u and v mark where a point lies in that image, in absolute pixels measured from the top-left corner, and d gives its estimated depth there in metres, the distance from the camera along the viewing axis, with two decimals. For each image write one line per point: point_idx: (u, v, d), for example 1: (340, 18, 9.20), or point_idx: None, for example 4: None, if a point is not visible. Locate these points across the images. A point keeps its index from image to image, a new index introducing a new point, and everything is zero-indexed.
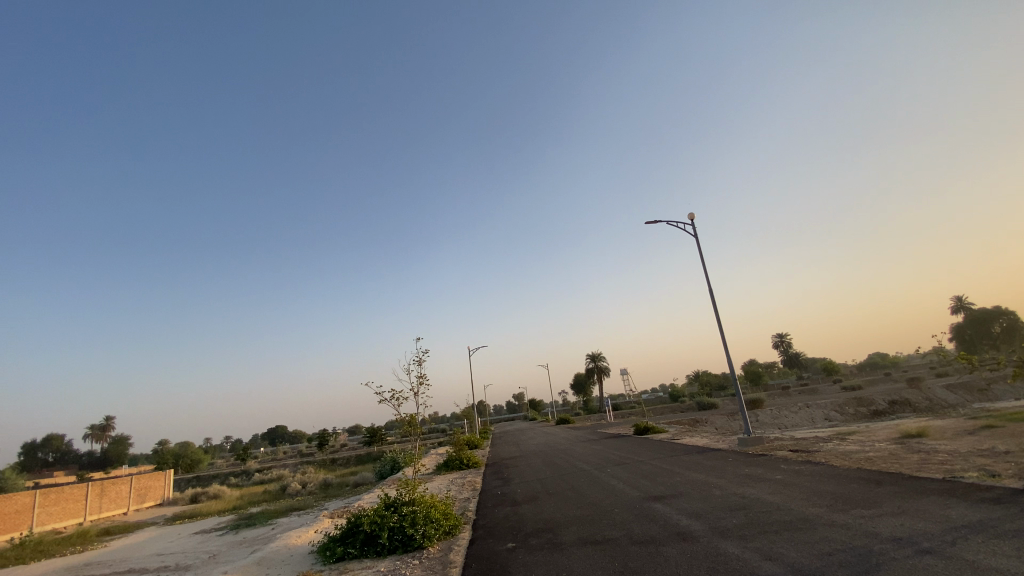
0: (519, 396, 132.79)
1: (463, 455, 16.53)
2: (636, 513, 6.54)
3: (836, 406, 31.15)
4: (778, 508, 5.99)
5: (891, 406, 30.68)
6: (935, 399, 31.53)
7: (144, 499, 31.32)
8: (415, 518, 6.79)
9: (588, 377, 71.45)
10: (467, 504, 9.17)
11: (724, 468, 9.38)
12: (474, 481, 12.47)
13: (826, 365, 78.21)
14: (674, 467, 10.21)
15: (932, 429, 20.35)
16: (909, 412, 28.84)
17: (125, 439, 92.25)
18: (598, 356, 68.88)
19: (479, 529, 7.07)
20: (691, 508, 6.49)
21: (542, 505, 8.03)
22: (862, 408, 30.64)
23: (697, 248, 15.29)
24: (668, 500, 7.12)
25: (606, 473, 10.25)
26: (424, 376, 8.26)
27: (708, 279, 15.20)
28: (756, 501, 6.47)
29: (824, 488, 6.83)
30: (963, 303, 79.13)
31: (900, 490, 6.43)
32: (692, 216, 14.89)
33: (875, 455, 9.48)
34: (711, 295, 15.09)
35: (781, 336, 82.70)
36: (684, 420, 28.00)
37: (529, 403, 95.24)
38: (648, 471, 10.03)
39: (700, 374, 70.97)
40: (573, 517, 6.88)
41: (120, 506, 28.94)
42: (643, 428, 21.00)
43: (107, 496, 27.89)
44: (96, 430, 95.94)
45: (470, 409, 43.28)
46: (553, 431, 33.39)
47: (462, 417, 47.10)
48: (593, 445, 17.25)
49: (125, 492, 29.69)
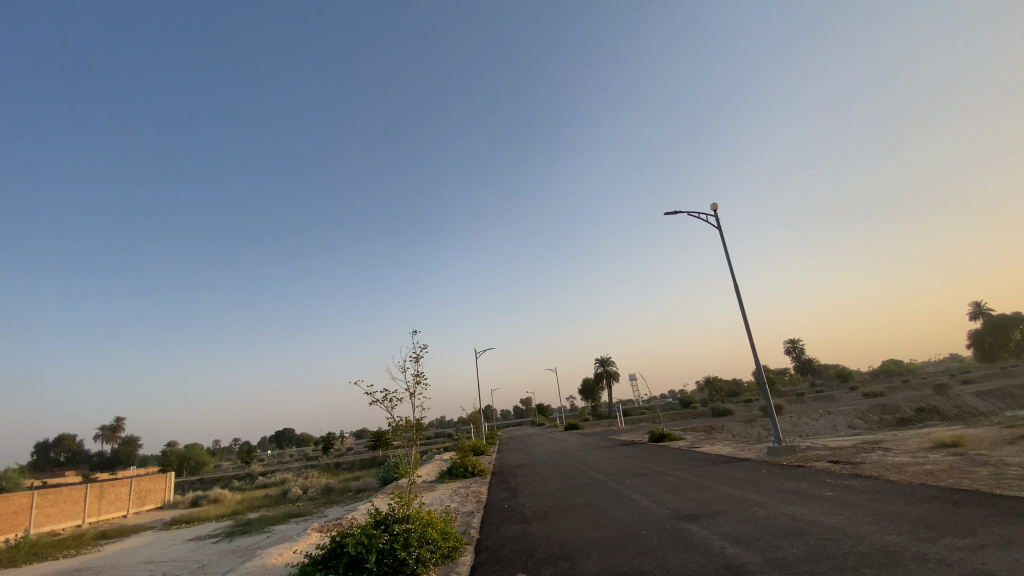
0: (527, 400, 131.44)
1: (467, 463, 15.54)
2: (669, 539, 5.49)
3: (860, 413, 29.76)
4: (845, 535, 4.95)
5: (918, 414, 29.24)
6: (964, 407, 30.05)
7: (144, 502, 30.61)
8: (408, 539, 5.81)
9: (597, 382, 70.14)
10: (470, 520, 8.17)
11: (759, 481, 8.35)
12: (478, 491, 11.45)
13: (841, 372, 76.31)
14: (702, 479, 9.17)
15: (968, 438, 19.05)
16: (937, 421, 27.43)
17: (135, 439, 92.26)
18: (609, 360, 67.58)
19: (482, 554, 6.06)
20: (736, 533, 5.41)
21: (555, 522, 7.02)
22: (887, 416, 29.23)
23: (721, 241, 14.19)
24: (704, 521, 6.10)
25: (626, 486, 9.21)
26: (422, 374, 7.30)
27: (732, 275, 14.13)
28: (815, 525, 5.40)
29: (893, 509, 5.75)
30: (981, 308, 77.10)
31: (988, 513, 5.36)
32: (714, 206, 13.78)
33: (933, 467, 8.38)
34: (736, 292, 13.99)
35: (793, 342, 80.89)
36: (700, 427, 26.83)
37: (538, 407, 93.97)
38: (673, 483, 8.99)
39: (712, 379, 69.39)
40: (594, 541, 5.83)
41: (120, 508, 28.27)
42: (658, 435, 19.89)
43: (106, 498, 27.19)
44: (106, 431, 96.01)
45: (477, 413, 42.28)
46: (564, 437, 32.39)
47: (468, 423, 46.09)
48: (607, 453, 16.11)
49: (125, 494, 28.99)
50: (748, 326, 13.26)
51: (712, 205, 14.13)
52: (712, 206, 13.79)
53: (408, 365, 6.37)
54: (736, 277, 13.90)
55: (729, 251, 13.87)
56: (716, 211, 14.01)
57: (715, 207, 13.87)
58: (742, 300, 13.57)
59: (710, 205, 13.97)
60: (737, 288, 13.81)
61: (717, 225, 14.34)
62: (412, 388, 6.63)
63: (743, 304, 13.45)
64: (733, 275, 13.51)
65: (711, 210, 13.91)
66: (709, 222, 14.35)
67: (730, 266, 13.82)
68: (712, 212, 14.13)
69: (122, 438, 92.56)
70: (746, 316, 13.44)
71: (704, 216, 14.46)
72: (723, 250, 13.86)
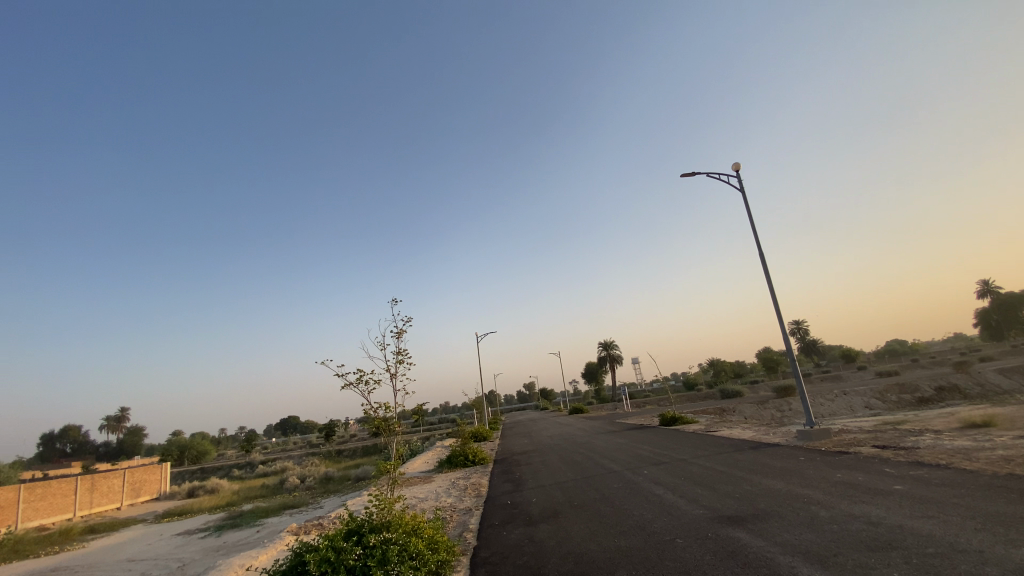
0: (530, 386, 131.04)
1: (468, 451, 14.46)
2: (714, 552, 4.30)
3: (877, 393, 28.68)
4: (951, 548, 3.78)
5: (939, 393, 28.16)
6: (986, 385, 28.96)
7: (138, 494, 29.84)
8: (386, 554, 4.67)
9: (601, 366, 69.26)
10: (467, 520, 7.04)
11: (803, 473, 7.23)
12: (477, 483, 10.33)
13: (847, 352, 75.32)
14: (733, 469, 8.07)
15: (999, 416, 17.99)
16: (960, 400, 26.35)
17: (141, 429, 92.26)
18: (612, 344, 66.69)
19: (478, 569, 4.91)
20: (801, 545, 4.22)
21: (567, 525, 5.87)
22: (906, 395, 28.17)
23: (744, 205, 12.85)
24: (752, 525, 4.95)
25: (646, 478, 8.06)
26: (405, 354, 6.38)
27: (757, 242, 12.87)
28: (903, 534, 4.22)
29: (991, 508, 4.62)
30: (989, 285, 75.57)
31: None
32: (737, 165, 12.47)
33: (1005, 452, 7.25)
34: (761, 261, 12.75)
35: (798, 323, 79.76)
36: (711, 409, 25.86)
37: (542, 392, 93.63)
38: (701, 474, 7.87)
39: (717, 361, 68.49)
40: (617, 552, 4.69)
41: (113, 500, 27.52)
42: (669, 418, 18.81)
43: (98, 490, 26.37)
44: (111, 421, 96.00)
45: (480, 399, 41.44)
46: (569, 421, 31.52)
47: (471, 408, 45.20)
48: (617, 438, 14.99)
49: (118, 485, 28.23)
50: (775, 297, 12.12)
51: (733, 165, 12.79)
52: (733, 165, 12.48)
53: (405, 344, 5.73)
54: (762, 244, 12.61)
55: (753, 215, 12.55)
56: (737, 171, 12.71)
57: (737, 166, 12.56)
58: (767, 269, 12.33)
59: (731, 165, 12.68)
60: (762, 256, 12.54)
61: (739, 187, 13.01)
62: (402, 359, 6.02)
63: (769, 274, 12.24)
64: (759, 241, 12.18)
65: (733, 170, 12.59)
66: (731, 183, 13.01)
67: (754, 230, 12.52)
68: (733, 172, 12.82)
69: (128, 427, 92.58)
70: (772, 287, 12.26)
71: (724, 177, 13.16)
72: (747, 214, 12.62)
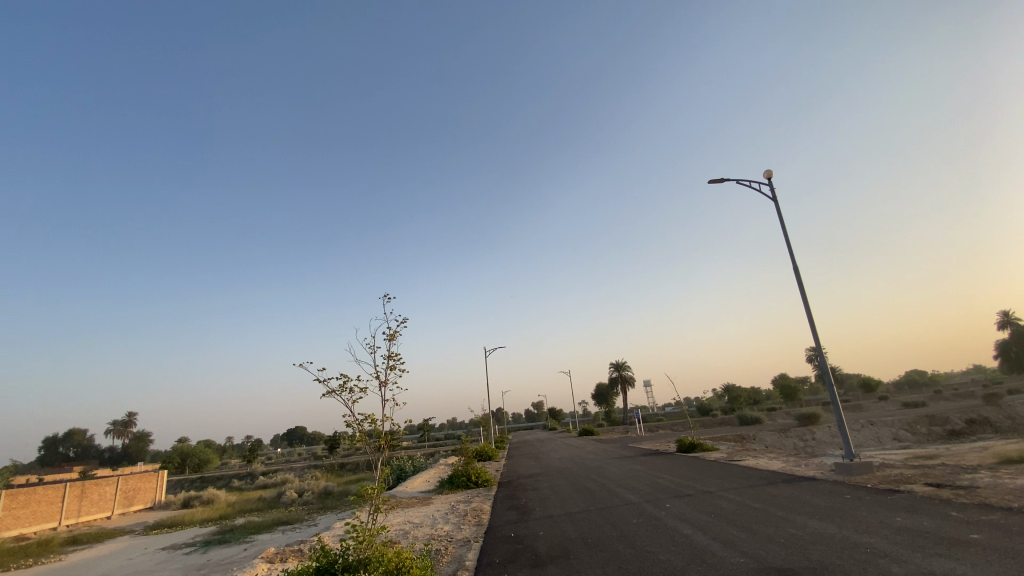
0: (537, 405, 129.04)
1: (470, 472, 13.50)
2: None
3: (905, 424, 27.10)
4: None
5: (970, 426, 26.55)
6: (1019, 419, 27.29)
7: (131, 502, 29.19)
8: None
9: (611, 387, 67.66)
10: (464, 555, 6.12)
11: (856, 515, 6.19)
12: (478, 510, 9.37)
13: (863, 381, 72.93)
14: (770, 506, 7.04)
15: None
16: (993, 434, 24.77)
17: (147, 435, 92.27)
18: (623, 365, 65.19)
19: None
20: None
21: (580, 569, 4.97)
22: (935, 427, 26.56)
23: (776, 215, 11.90)
24: None
25: (670, 513, 7.09)
26: (399, 357, 5.75)
27: (790, 255, 11.87)
28: None
29: None
30: (1010, 317, 73.13)
31: None
32: (769, 172, 11.58)
33: None
34: (795, 275, 11.75)
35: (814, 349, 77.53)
36: (728, 436, 24.53)
37: (549, 412, 91.89)
38: (735, 511, 6.88)
39: (731, 386, 66.57)
40: None
41: (104, 509, 26.87)
42: (687, 445, 17.65)
43: (87, 498, 25.74)
44: (118, 427, 96.17)
45: (486, 417, 40.37)
46: (578, 443, 30.33)
47: (478, 426, 44.05)
48: (632, 465, 13.88)
49: (110, 493, 27.61)
50: (810, 314, 11.11)
51: (765, 172, 11.87)
52: (765, 172, 11.61)
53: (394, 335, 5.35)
54: (795, 257, 11.60)
55: (787, 225, 11.57)
56: (769, 179, 11.79)
57: (769, 173, 11.66)
58: (802, 284, 11.31)
59: (763, 172, 11.78)
60: (796, 269, 11.53)
61: (771, 195, 12.09)
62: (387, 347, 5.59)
63: (804, 289, 11.23)
64: (793, 253, 11.18)
65: (763, 178, 11.69)
66: (761, 192, 12.10)
67: (788, 242, 11.52)
68: (764, 181, 11.89)
69: (133, 432, 92.42)
70: (807, 303, 11.24)
71: (754, 185, 12.25)
72: (781, 225, 11.69)
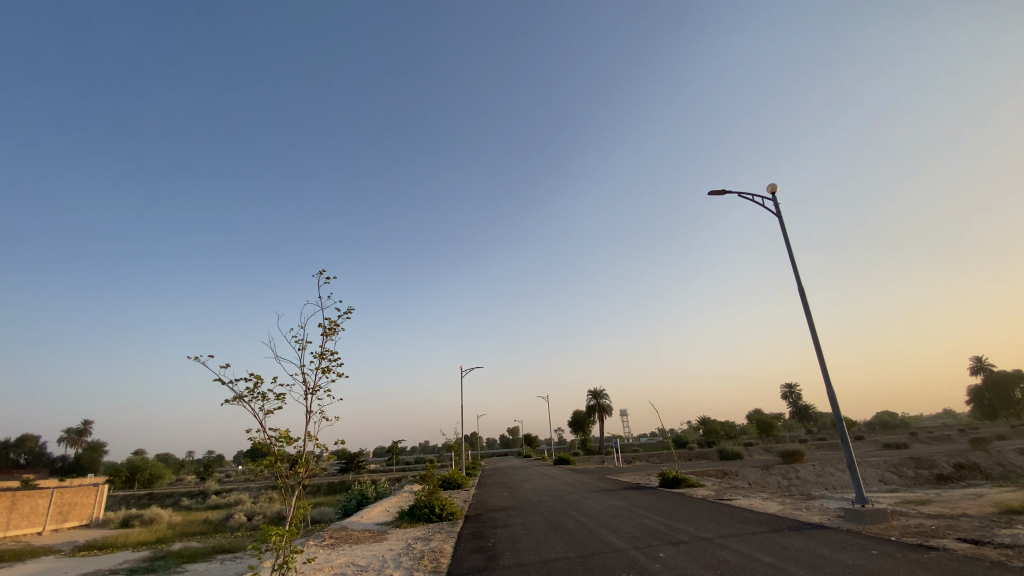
0: (513, 431, 126.47)
1: (435, 503, 12.07)
2: None
3: (891, 465, 26.40)
4: None
5: (958, 471, 26.01)
6: (1008, 465, 26.84)
7: (66, 518, 26.48)
8: None
9: (588, 415, 66.14)
10: None
11: None
12: (439, 551, 8.01)
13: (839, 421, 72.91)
14: (786, 561, 5.89)
15: None
16: (981, 480, 24.25)
17: (103, 445, 87.08)
18: (601, 393, 63.97)
19: None
20: None
21: None
22: (922, 470, 25.95)
23: (780, 232, 11.08)
24: None
25: (668, 566, 5.90)
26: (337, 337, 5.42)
27: (795, 276, 11.02)
28: None
29: None
30: (982, 363, 74.24)
31: None
32: (773, 187, 10.81)
33: None
34: (799, 298, 10.89)
35: (791, 386, 77.65)
36: (711, 471, 23.45)
37: (524, 439, 89.63)
38: (745, 567, 5.71)
39: (708, 420, 65.67)
40: None
41: (35, 523, 24.17)
42: (670, 480, 16.49)
43: (18, 510, 23.15)
44: (73, 434, 90.66)
45: (459, 442, 38.59)
46: (553, 473, 28.90)
47: (450, 450, 42.12)
48: (614, 500, 12.68)
49: (43, 507, 24.93)
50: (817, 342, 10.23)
51: (769, 188, 11.12)
52: (769, 186, 10.84)
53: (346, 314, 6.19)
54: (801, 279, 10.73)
55: (791, 244, 10.73)
56: (773, 194, 10.99)
57: (773, 187, 10.89)
58: (808, 309, 10.45)
59: (767, 186, 11.01)
60: (802, 292, 10.66)
61: (773, 212, 11.33)
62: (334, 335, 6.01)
63: (810, 314, 10.37)
64: (799, 274, 10.33)
65: (767, 192, 10.91)
66: (764, 208, 11.31)
67: (792, 262, 10.68)
68: (767, 195, 11.07)
69: (88, 441, 87.01)
70: (814, 329, 10.35)
71: (756, 200, 11.44)
72: (785, 243, 10.88)
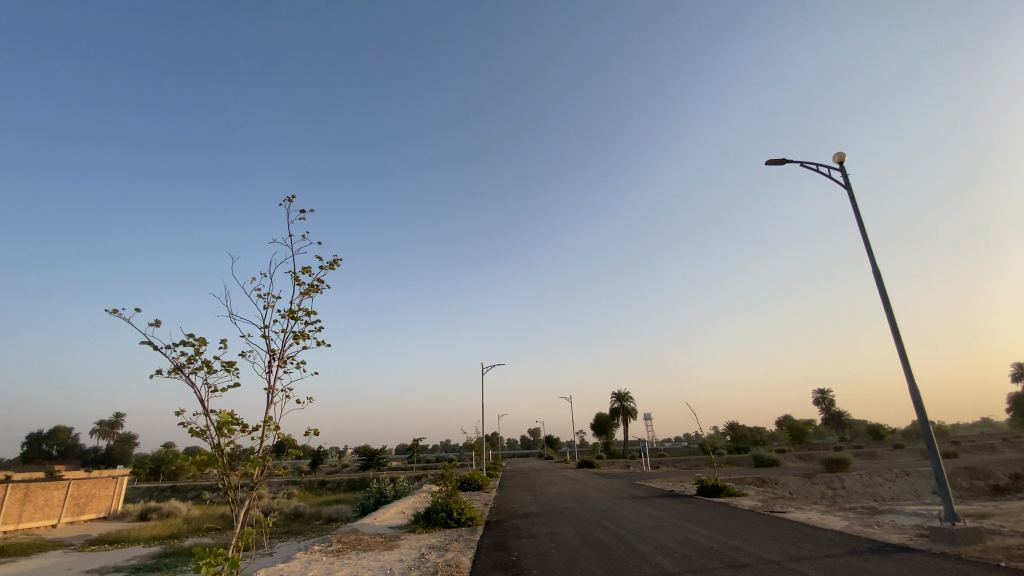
0: (534, 433, 125.06)
1: (454, 506, 11.03)
2: None
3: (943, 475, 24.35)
4: None
5: (1016, 482, 23.91)
6: None
7: (82, 511, 26.40)
8: None
9: (612, 418, 64.33)
10: None
11: None
12: (456, 565, 6.93)
13: (874, 428, 69.37)
14: None
15: None
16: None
17: (132, 439, 88.67)
18: (626, 396, 62.11)
19: None
20: None
21: None
22: (978, 481, 23.88)
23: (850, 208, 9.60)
24: None
25: None
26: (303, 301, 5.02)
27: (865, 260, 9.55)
28: None
29: None
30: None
31: None
32: (841, 156, 9.36)
33: None
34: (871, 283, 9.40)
35: (822, 392, 74.27)
36: (750, 478, 21.85)
37: (546, 440, 88.25)
38: None
39: (736, 426, 63.17)
40: None
41: (49, 516, 24.11)
42: (708, 487, 15.06)
43: (31, 502, 22.99)
44: (104, 427, 92.95)
45: (479, 441, 37.50)
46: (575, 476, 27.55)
47: (471, 450, 41.01)
48: (649, 509, 11.40)
49: (58, 499, 24.86)
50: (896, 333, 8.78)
51: (834, 156, 9.63)
52: (836, 156, 9.41)
53: (329, 267, 5.46)
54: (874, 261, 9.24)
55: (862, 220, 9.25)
56: (839, 164, 9.55)
57: (841, 156, 9.39)
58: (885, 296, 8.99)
59: (834, 154, 9.50)
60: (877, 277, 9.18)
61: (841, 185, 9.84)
62: (315, 292, 5.20)
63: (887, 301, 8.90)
64: (874, 256, 8.88)
65: (833, 162, 9.45)
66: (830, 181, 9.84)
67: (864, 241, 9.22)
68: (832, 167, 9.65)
69: (118, 434, 88.95)
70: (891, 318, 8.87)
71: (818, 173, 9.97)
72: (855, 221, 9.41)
